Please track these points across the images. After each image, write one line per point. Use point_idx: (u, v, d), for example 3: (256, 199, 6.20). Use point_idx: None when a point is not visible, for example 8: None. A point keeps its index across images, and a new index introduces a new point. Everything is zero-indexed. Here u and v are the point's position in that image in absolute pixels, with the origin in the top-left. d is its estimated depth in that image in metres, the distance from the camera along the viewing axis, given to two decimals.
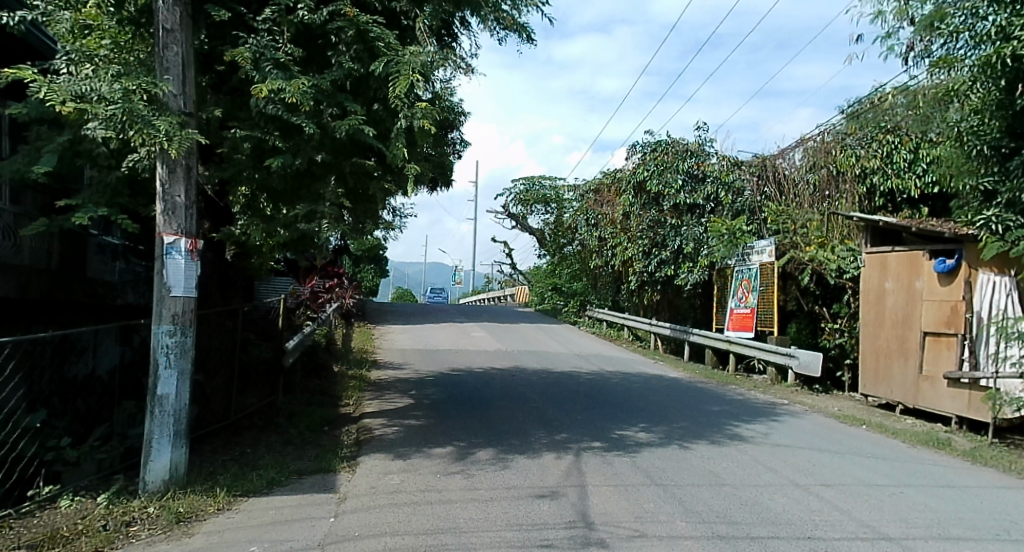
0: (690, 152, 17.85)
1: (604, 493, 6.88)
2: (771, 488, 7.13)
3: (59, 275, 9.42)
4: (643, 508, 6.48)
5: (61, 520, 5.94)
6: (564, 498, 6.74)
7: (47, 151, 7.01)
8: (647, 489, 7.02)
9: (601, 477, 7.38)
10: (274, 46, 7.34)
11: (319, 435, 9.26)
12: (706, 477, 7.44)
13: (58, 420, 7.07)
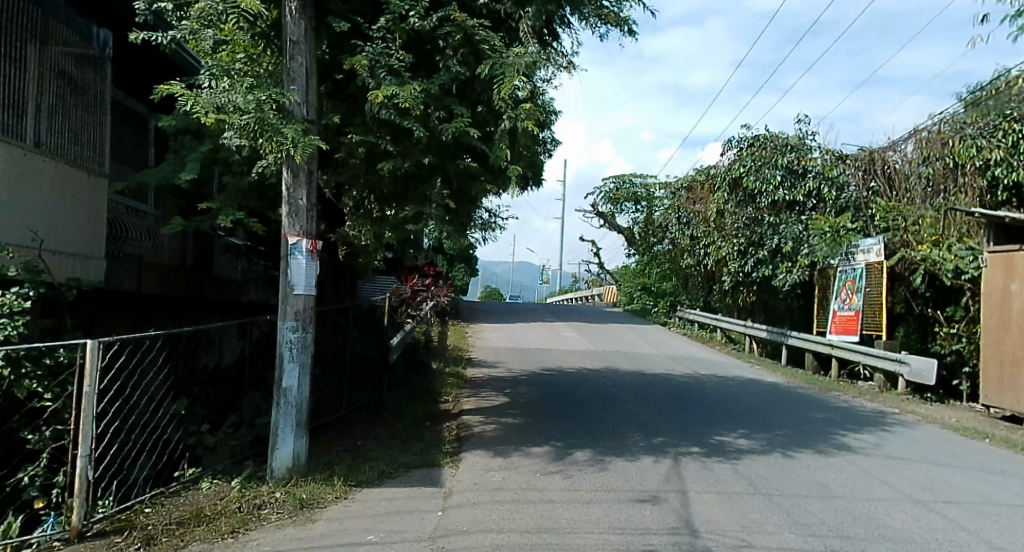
0: (790, 146, 17.37)
1: (705, 500, 6.89)
2: (887, 503, 6.97)
3: (193, 273, 10.15)
4: (749, 517, 6.46)
5: (202, 500, 6.42)
6: (665, 504, 6.78)
7: (191, 159, 7.65)
8: (751, 498, 6.97)
9: (702, 484, 7.37)
10: (388, 53, 7.58)
11: (422, 429, 9.59)
12: (816, 488, 7.33)
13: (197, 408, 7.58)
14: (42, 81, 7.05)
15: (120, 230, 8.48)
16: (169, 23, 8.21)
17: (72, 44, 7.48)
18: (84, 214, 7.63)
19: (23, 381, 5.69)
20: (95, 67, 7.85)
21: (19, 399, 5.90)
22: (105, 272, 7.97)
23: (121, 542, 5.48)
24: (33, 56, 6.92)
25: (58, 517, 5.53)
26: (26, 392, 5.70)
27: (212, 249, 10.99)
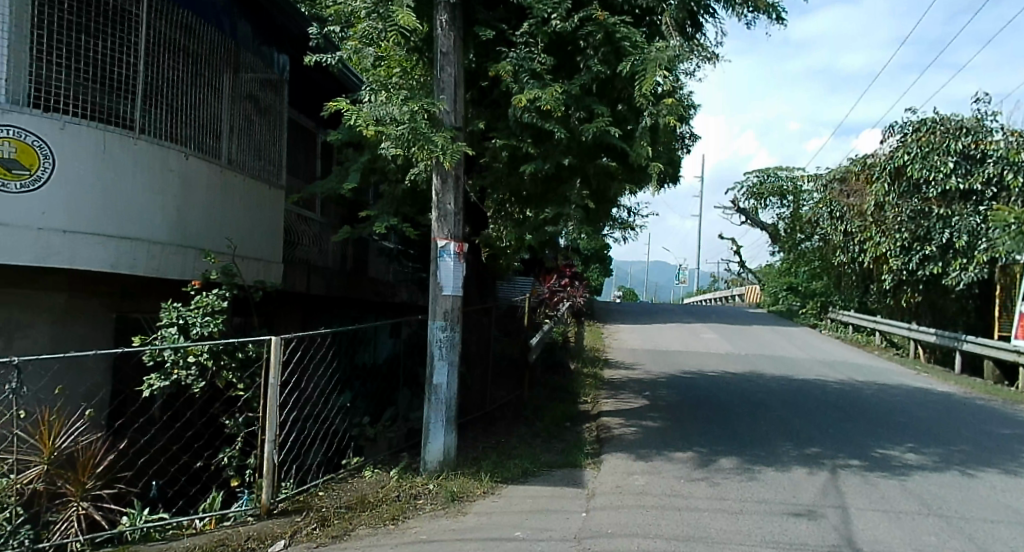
0: (966, 129, 16.14)
1: (869, 518, 6.68)
2: None
3: (351, 275, 10.78)
4: (921, 539, 6.24)
5: (366, 487, 6.92)
6: (824, 519, 6.63)
7: (352, 169, 8.17)
8: (925, 519, 6.70)
9: (866, 500, 7.14)
10: (531, 57, 7.74)
11: (562, 430, 9.65)
12: (1000, 512, 6.94)
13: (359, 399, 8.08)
14: (234, 105, 8.01)
15: (291, 235, 9.25)
16: (334, 44, 8.81)
17: (256, 70, 8.42)
18: (266, 224, 8.52)
19: (222, 372, 6.45)
20: (275, 90, 8.83)
21: (219, 389, 6.66)
22: (283, 273, 8.79)
23: (300, 522, 6.10)
24: (228, 82, 7.92)
25: (251, 495, 6.29)
26: (224, 383, 6.46)
27: (366, 252, 11.60)
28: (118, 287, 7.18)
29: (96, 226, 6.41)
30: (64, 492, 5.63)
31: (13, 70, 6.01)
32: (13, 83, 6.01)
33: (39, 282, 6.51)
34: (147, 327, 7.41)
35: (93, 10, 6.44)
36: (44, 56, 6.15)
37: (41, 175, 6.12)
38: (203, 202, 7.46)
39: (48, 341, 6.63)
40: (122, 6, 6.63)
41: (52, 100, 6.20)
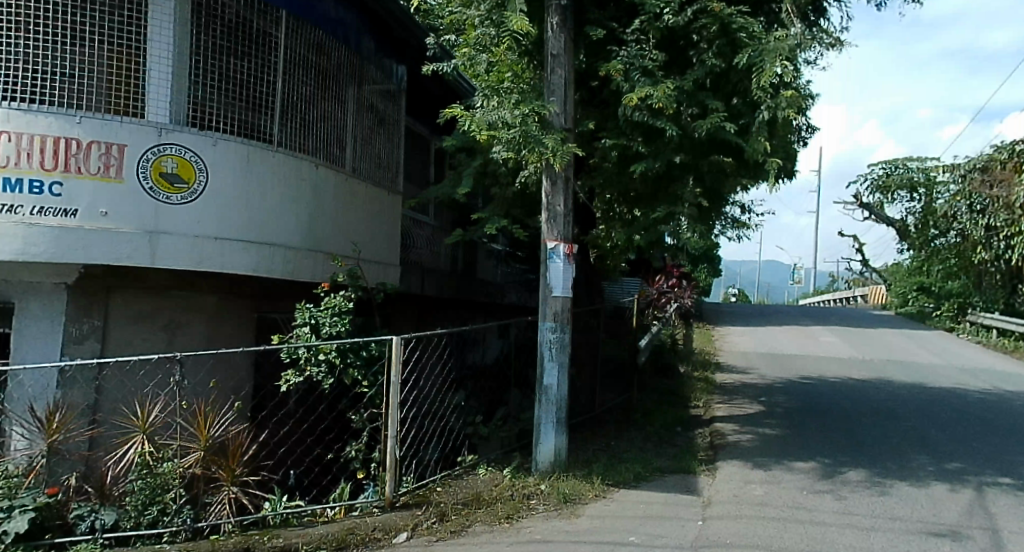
0: None
1: (1019, 541, 6.29)
2: None
3: (462, 277, 10.98)
4: None
5: (480, 484, 7.08)
6: (969, 541, 6.29)
7: (466, 174, 8.30)
8: None
9: (1013, 522, 6.72)
10: (642, 54, 7.67)
11: (674, 434, 9.41)
12: None
13: (472, 399, 8.14)
14: (360, 116, 8.33)
15: (407, 239, 9.49)
16: (450, 53, 9.00)
17: (379, 82, 8.71)
18: (387, 229, 8.82)
19: (348, 369, 6.80)
20: (394, 101, 9.09)
21: (347, 386, 7.02)
22: (401, 276, 9.07)
23: (421, 515, 6.45)
24: (354, 95, 8.23)
25: (376, 487, 6.71)
26: (350, 380, 6.79)
27: (475, 254, 11.76)
28: (259, 290, 7.68)
29: (243, 234, 6.89)
30: (218, 476, 6.34)
31: (174, 93, 6.59)
32: (174, 105, 6.59)
33: (193, 285, 7.08)
34: (284, 327, 7.93)
35: (239, 34, 6.99)
36: (199, 79, 6.73)
37: (198, 188, 6.65)
38: (333, 209, 7.81)
39: (203, 339, 7.25)
40: (264, 29, 7.15)
41: (205, 119, 6.74)
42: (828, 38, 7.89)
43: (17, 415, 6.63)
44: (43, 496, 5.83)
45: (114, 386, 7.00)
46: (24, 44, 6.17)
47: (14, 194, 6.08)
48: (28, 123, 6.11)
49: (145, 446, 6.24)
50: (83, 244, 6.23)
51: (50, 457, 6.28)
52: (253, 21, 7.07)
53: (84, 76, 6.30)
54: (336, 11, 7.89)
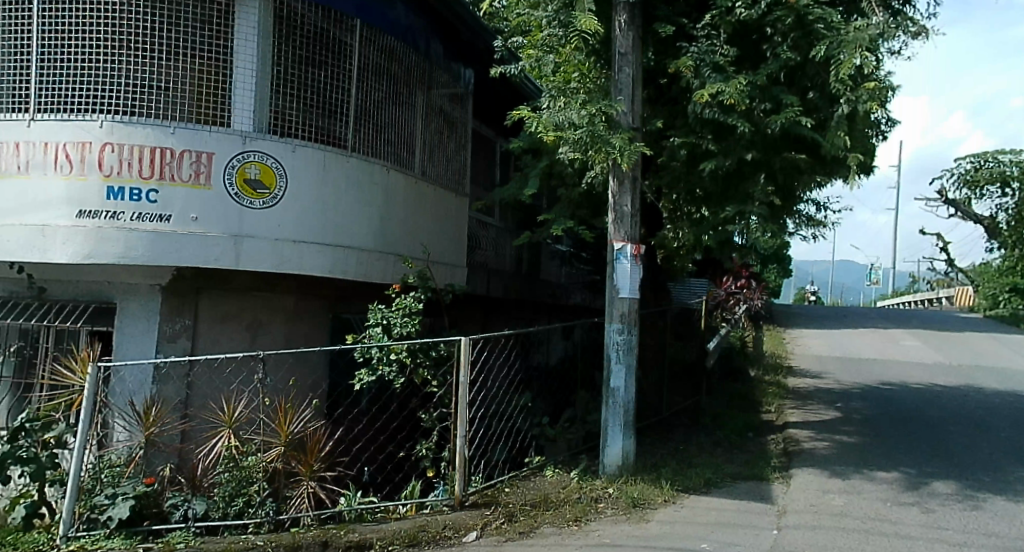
0: None
1: None
2: None
3: (526, 278, 10.97)
4: None
5: (548, 486, 7.07)
6: None
7: (530, 175, 8.11)
8: None
9: None
10: (713, 50, 7.56)
11: (745, 440, 9.19)
12: None
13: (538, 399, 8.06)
14: (429, 120, 8.41)
15: (473, 241, 9.45)
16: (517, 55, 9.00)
17: (447, 85, 8.79)
18: (455, 231, 8.89)
19: (419, 369, 6.92)
20: (462, 103, 9.16)
21: (416, 385, 7.12)
22: (466, 278, 9.11)
23: (489, 515, 6.53)
24: (424, 98, 8.33)
25: (446, 486, 6.81)
26: (421, 379, 6.93)
27: (540, 256, 11.71)
28: (336, 290, 7.77)
29: (318, 237, 7.04)
30: (298, 471, 6.71)
31: (257, 102, 6.81)
32: (257, 114, 6.81)
33: (273, 287, 7.24)
34: (357, 327, 7.97)
35: (316, 43, 7.14)
36: (281, 88, 6.96)
37: (278, 194, 6.83)
38: (404, 212, 7.91)
39: (282, 339, 7.43)
40: (340, 38, 7.29)
41: (285, 127, 6.93)
42: (915, 28, 7.47)
43: (117, 408, 6.97)
44: (142, 484, 6.26)
45: (203, 383, 7.20)
46: (125, 59, 6.50)
47: (117, 202, 6.40)
48: (128, 135, 6.41)
49: (231, 440, 6.65)
50: (177, 248, 6.48)
51: (148, 449, 6.74)
52: (330, 31, 7.23)
53: (176, 88, 6.58)
54: (407, 18, 7.95)
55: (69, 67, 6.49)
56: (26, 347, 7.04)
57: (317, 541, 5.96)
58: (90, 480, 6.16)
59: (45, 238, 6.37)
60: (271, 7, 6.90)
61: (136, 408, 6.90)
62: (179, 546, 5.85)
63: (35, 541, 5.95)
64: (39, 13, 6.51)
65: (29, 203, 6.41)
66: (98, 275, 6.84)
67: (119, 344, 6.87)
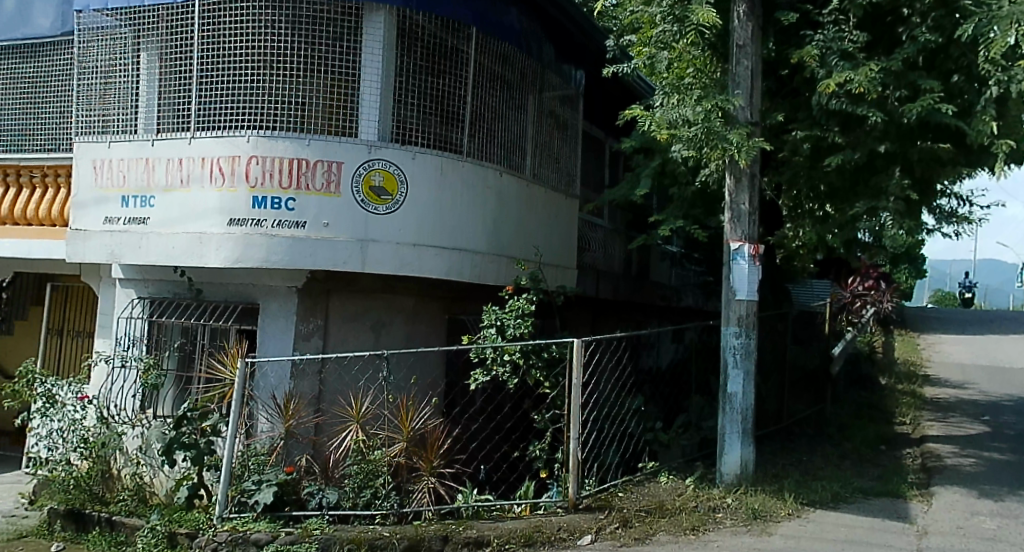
0: None
1: None
2: None
3: (637, 280, 10.81)
4: None
5: (663, 493, 6.92)
6: None
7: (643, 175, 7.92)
8: None
9: None
10: (841, 36, 7.16)
11: (877, 453, 8.58)
12: None
13: (650, 404, 7.85)
14: (539, 122, 8.41)
15: (582, 243, 9.33)
16: (629, 55, 8.91)
17: (558, 88, 8.75)
18: (565, 233, 8.89)
19: (531, 370, 6.89)
20: (573, 105, 9.12)
21: (530, 386, 7.13)
22: (577, 279, 9.09)
23: (604, 519, 6.47)
24: (535, 102, 8.32)
25: (559, 488, 6.78)
26: (533, 380, 6.92)
27: (650, 257, 11.44)
28: (452, 292, 7.87)
29: (437, 240, 7.12)
30: (419, 467, 6.91)
31: (381, 113, 6.98)
32: (381, 123, 6.99)
33: (393, 289, 7.30)
34: (471, 328, 8.04)
35: (434, 53, 7.25)
36: (401, 98, 7.11)
37: (400, 199, 6.96)
38: (516, 214, 7.96)
39: (401, 338, 7.50)
40: (456, 48, 7.36)
41: (408, 134, 7.08)
42: None
43: (260, 401, 7.09)
44: (283, 472, 6.69)
45: (334, 379, 7.25)
46: (262, 77, 6.86)
47: (260, 210, 6.73)
48: (269, 148, 6.74)
49: (359, 434, 6.79)
50: (311, 252, 6.70)
51: (288, 440, 6.98)
52: (447, 40, 7.30)
53: (309, 102, 6.85)
54: (520, 22, 7.92)
55: (218, 89, 6.93)
56: (185, 343, 7.21)
57: (437, 536, 6.18)
58: (239, 467, 6.65)
59: (202, 244, 6.76)
60: (394, 19, 7.03)
61: (277, 401, 6.94)
62: (316, 533, 6.20)
63: (195, 521, 6.40)
64: (193, 40, 6.99)
65: (190, 214, 6.83)
66: (244, 276, 6.98)
67: (263, 340, 6.98)
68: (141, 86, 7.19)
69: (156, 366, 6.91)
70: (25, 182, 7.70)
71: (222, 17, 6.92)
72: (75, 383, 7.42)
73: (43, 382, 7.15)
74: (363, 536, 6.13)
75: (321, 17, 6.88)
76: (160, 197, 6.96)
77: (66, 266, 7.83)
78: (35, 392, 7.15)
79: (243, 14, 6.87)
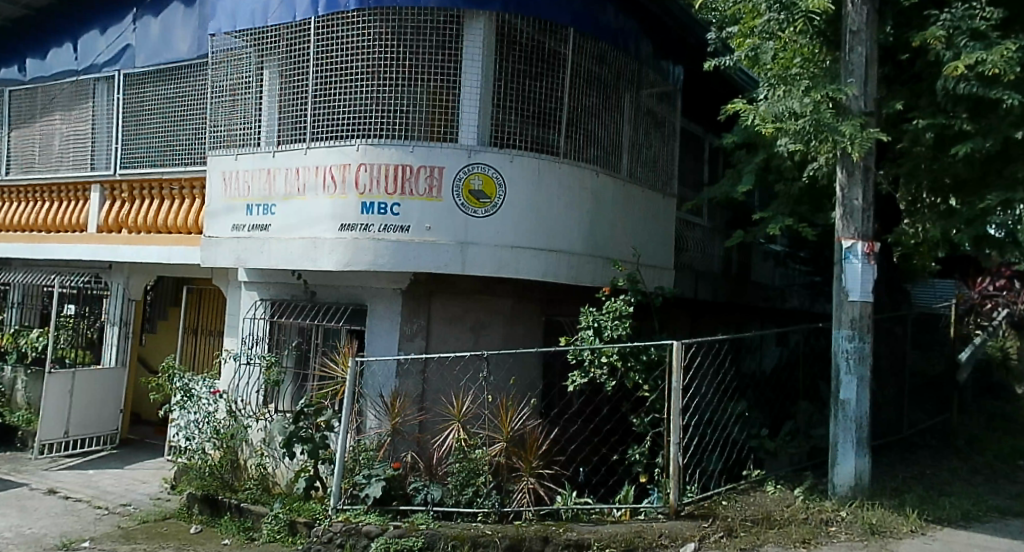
0: None
1: None
2: None
3: (737, 280, 10.51)
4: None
5: (770, 503, 6.60)
6: None
7: (745, 172, 7.62)
8: None
9: None
10: (971, 14, 6.56)
11: (1015, 469, 7.84)
12: None
13: (756, 409, 7.55)
14: (636, 121, 8.24)
15: (680, 243, 9.13)
16: (730, 48, 8.64)
17: (656, 85, 8.55)
18: (662, 233, 8.73)
19: (629, 374, 6.79)
20: (671, 102, 8.91)
21: (628, 389, 7.00)
22: (674, 279, 8.93)
23: (708, 527, 6.23)
24: (632, 100, 8.16)
25: (659, 493, 6.63)
26: (631, 384, 6.80)
27: (751, 256, 11.02)
28: (546, 293, 7.93)
29: (533, 242, 7.12)
30: (518, 467, 6.87)
31: (481, 117, 7.00)
32: (481, 128, 7.00)
33: (491, 291, 7.44)
34: (568, 329, 8.10)
35: (532, 56, 7.19)
36: (501, 102, 7.10)
37: (498, 203, 6.96)
38: (614, 214, 7.87)
39: (500, 339, 7.62)
40: (554, 49, 7.28)
41: (506, 139, 7.07)
42: None
43: (369, 398, 7.29)
44: (390, 467, 6.79)
45: (437, 377, 7.40)
46: (368, 87, 6.97)
47: (369, 216, 6.82)
48: (377, 155, 6.83)
49: (461, 433, 6.85)
50: (414, 255, 6.77)
51: (394, 437, 7.14)
52: (545, 43, 7.23)
53: (412, 110, 6.92)
54: (618, 20, 7.80)
55: (329, 100, 7.07)
56: (303, 343, 7.53)
57: (537, 536, 6.14)
58: (351, 461, 6.81)
59: (316, 248, 6.90)
60: (495, 24, 7.03)
61: (385, 399, 7.15)
62: (422, 528, 6.31)
63: (313, 510, 6.70)
64: (306, 55, 7.19)
65: (305, 220, 7.00)
66: (354, 278, 7.21)
67: (372, 340, 7.15)
68: (263, 101, 7.41)
69: (276, 363, 7.27)
70: (167, 194, 8.19)
71: (333, 29, 7.06)
72: (209, 378, 8.05)
73: (181, 377, 7.68)
74: (466, 533, 6.19)
75: (425, 24, 6.93)
76: (280, 206, 7.15)
77: (199, 270, 8.51)
78: (174, 386, 7.70)
79: (352, 26, 7.00)
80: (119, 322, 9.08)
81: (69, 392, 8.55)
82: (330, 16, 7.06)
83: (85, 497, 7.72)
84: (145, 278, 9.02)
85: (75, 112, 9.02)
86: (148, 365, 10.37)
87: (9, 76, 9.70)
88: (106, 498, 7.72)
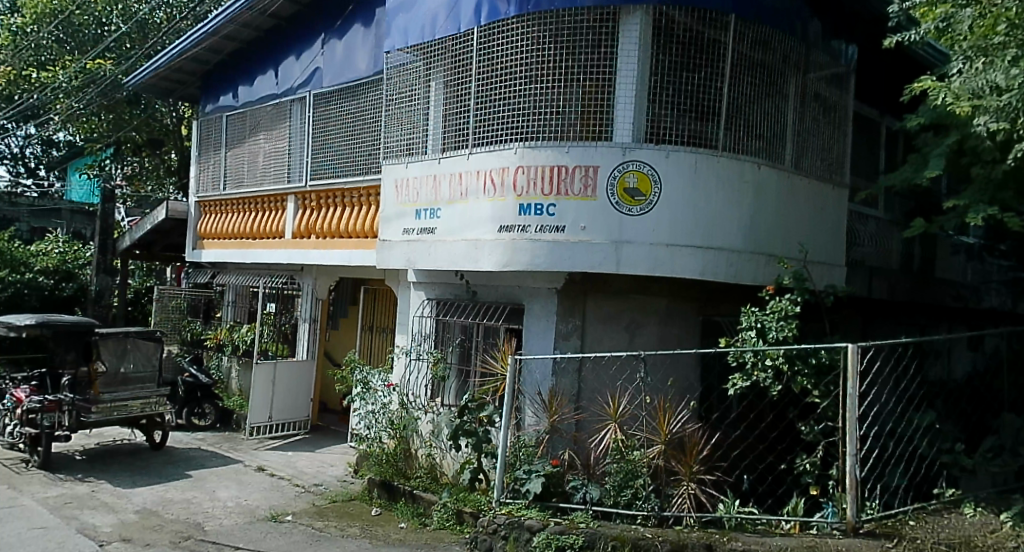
0: None
1: None
2: None
3: (923, 277, 9.64)
4: None
5: (970, 527, 5.76)
6: None
7: (935, 155, 6.85)
8: None
9: None
10: None
11: None
12: None
13: (945, 422, 6.85)
14: (806, 107, 7.69)
15: (853, 237, 8.44)
16: (915, 21, 7.88)
17: (827, 67, 7.92)
18: (838, 227, 8.13)
19: (796, 378, 6.34)
20: (848, 85, 8.24)
21: (797, 394, 6.60)
22: (847, 276, 8.32)
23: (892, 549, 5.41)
24: (801, 84, 7.61)
25: (835, 507, 5.98)
26: (799, 389, 6.34)
27: (937, 248, 9.99)
28: (705, 293, 7.65)
29: (691, 239, 6.85)
30: (678, 470, 6.64)
31: (636, 114, 6.85)
32: (637, 124, 6.85)
33: (649, 290, 7.32)
34: (728, 330, 7.79)
35: (690, 47, 6.92)
36: (657, 97, 6.89)
37: (653, 199, 6.78)
38: (782, 209, 7.40)
39: (656, 340, 7.49)
40: (713, 38, 6.94)
41: (662, 134, 6.87)
42: None
43: (527, 396, 7.43)
44: (550, 464, 6.83)
45: (593, 377, 7.42)
46: (524, 90, 7.05)
47: (526, 217, 6.92)
48: (534, 157, 6.91)
49: (619, 433, 6.78)
50: (570, 255, 6.78)
51: (553, 434, 7.17)
52: (704, 32, 6.91)
53: (567, 110, 6.92)
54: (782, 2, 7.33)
55: (488, 106, 7.26)
56: (466, 340, 7.89)
57: (700, 542, 5.85)
58: (512, 456, 6.93)
59: (477, 250, 7.14)
60: (652, 17, 6.85)
61: (542, 397, 7.28)
62: (582, 526, 6.25)
63: (479, 501, 6.94)
64: (468, 63, 7.44)
65: (468, 222, 7.26)
66: (512, 278, 7.40)
67: (528, 339, 7.30)
68: (430, 111, 7.77)
69: (441, 360, 7.76)
70: (347, 202, 8.91)
71: (493, 37, 7.23)
72: (384, 372, 8.43)
73: (361, 370, 8.36)
74: (627, 535, 6.05)
75: (580, 25, 6.91)
76: (444, 209, 7.48)
77: (373, 272, 9.18)
78: (355, 379, 8.39)
79: (510, 33, 7.14)
80: (309, 319, 10.05)
81: (271, 382, 9.54)
82: (489, 25, 7.26)
83: (287, 476, 8.58)
84: (329, 279, 9.88)
85: (276, 131, 10.02)
86: (335, 360, 11.27)
87: (226, 103, 11.01)
88: (303, 478, 8.53)
